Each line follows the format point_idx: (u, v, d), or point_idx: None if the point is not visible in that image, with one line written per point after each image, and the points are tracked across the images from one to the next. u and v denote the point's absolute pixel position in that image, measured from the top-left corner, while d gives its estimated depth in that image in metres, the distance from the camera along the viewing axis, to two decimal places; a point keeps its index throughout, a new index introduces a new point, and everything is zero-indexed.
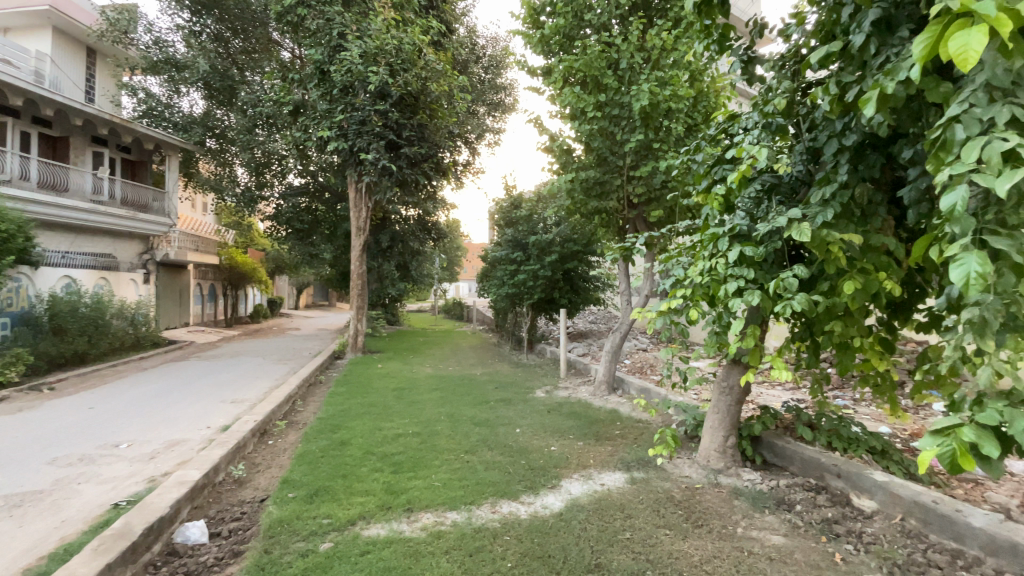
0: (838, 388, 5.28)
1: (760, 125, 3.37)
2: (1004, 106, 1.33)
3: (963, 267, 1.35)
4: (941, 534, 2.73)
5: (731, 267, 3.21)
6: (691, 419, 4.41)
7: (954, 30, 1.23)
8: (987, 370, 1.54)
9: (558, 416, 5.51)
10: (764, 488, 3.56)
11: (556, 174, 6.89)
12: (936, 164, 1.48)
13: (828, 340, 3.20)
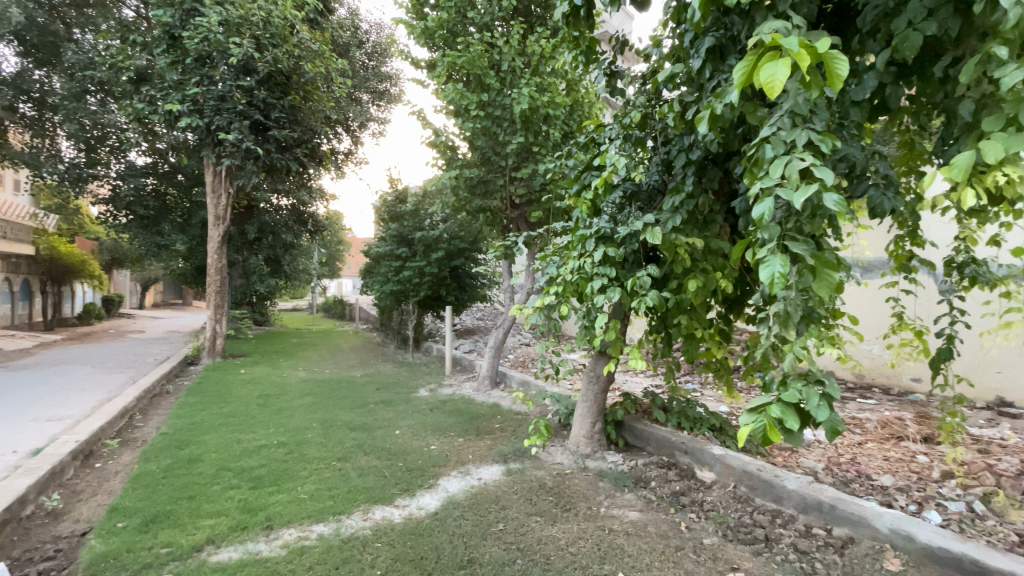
0: (689, 373, 5.97)
1: (621, 136, 3.67)
2: (802, 131, 1.57)
3: (769, 268, 1.58)
4: (764, 497, 3.19)
5: (596, 266, 3.48)
6: (564, 409, 4.67)
7: (765, 60, 1.43)
8: (791, 355, 1.83)
9: (440, 414, 5.46)
10: (625, 468, 3.89)
11: (441, 170, 6.81)
12: (752, 178, 1.70)
13: (678, 332, 3.59)
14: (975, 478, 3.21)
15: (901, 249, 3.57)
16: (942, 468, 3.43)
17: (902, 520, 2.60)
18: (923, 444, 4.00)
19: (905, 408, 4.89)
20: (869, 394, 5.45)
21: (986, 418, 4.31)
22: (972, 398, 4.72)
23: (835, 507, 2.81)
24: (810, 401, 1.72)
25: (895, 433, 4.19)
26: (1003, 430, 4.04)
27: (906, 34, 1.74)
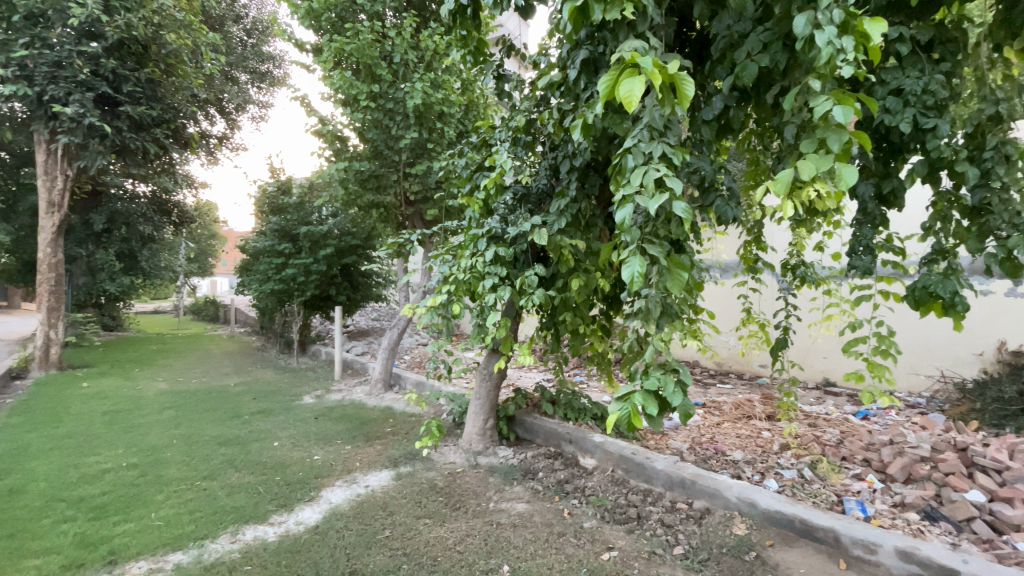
0: (577, 367, 6.31)
1: (510, 139, 3.76)
2: (658, 144, 1.72)
3: (630, 268, 1.72)
4: (637, 478, 3.47)
5: (488, 265, 3.54)
6: (457, 407, 4.67)
7: (625, 75, 1.54)
8: (651, 347, 2.01)
9: (327, 421, 5.16)
10: (515, 461, 4.00)
11: (328, 162, 6.43)
12: (617, 184, 1.83)
13: (564, 328, 3.78)
14: (805, 448, 3.78)
15: (750, 252, 4.09)
16: (780, 440, 4.00)
17: (748, 488, 2.98)
18: (767, 421, 4.64)
19: (755, 391, 5.64)
20: (727, 379, 6.20)
21: (814, 396, 5.12)
22: (803, 379, 5.57)
23: (696, 482, 3.14)
24: (666, 388, 1.91)
25: (746, 413, 4.81)
26: (826, 405, 4.82)
27: (745, 63, 1.98)
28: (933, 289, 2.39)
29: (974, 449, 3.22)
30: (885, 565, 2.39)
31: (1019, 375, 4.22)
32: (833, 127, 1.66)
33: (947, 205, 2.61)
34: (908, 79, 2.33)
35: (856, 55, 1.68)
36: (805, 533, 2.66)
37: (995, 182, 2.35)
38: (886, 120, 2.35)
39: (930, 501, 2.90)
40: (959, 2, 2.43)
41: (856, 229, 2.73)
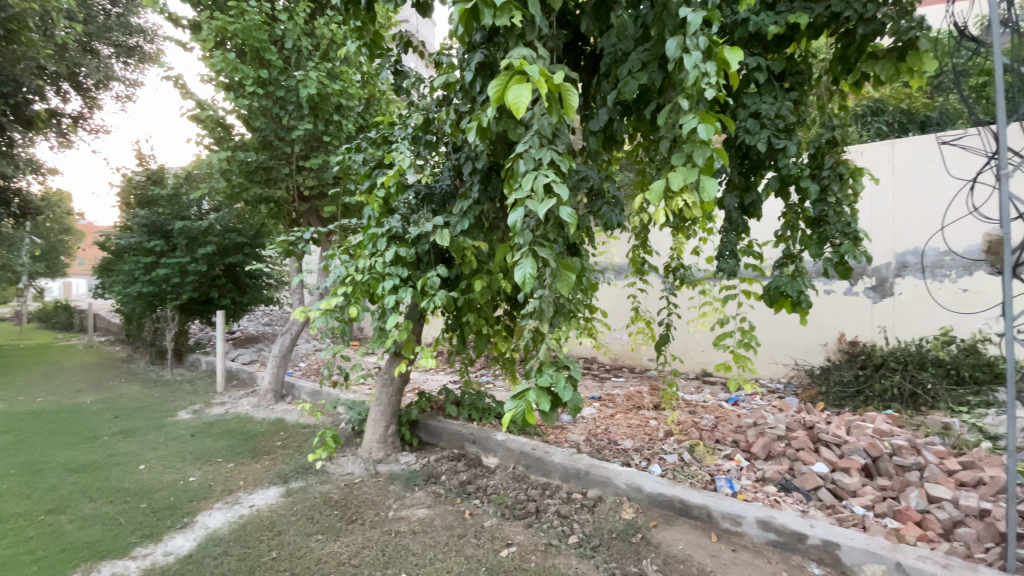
0: (482, 367, 6.36)
1: (410, 137, 3.68)
2: (547, 151, 1.78)
3: (522, 269, 1.76)
4: (537, 473, 3.58)
5: (387, 265, 3.44)
6: (356, 415, 4.48)
7: (514, 81, 1.58)
8: (544, 346, 2.08)
9: (206, 438, 4.66)
10: (417, 466, 3.93)
11: (209, 150, 5.82)
12: (508, 188, 1.87)
13: (469, 329, 3.80)
14: (686, 433, 4.15)
15: (639, 255, 4.42)
16: (665, 428, 4.36)
17: (636, 474, 3.20)
18: (654, 410, 5.02)
19: (645, 383, 6.08)
20: (622, 373, 6.62)
21: (694, 386, 5.65)
22: (684, 371, 6.12)
23: (590, 472, 3.31)
24: (558, 384, 1.98)
25: (636, 404, 5.17)
26: (704, 394, 5.34)
27: (626, 80, 2.12)
28: (783, 288, 2.75)
29: (819, 426, 3.73)
30: (748, 534, 2.68)
31: (852, 361, 4.99)
32: (699, 143, 1.83)
33: (795, 215, 3.01)
34: (764, 105, 2.64)
35: (718, 79, 1.87)
36: (683, 511, 2.91)
37: (830, 197, 2.75)
38: (747, 139, 2.66)
39: (785, 474, 3.32)
40: (803, 40, 2.82)
41: (724, 236, 3.05)
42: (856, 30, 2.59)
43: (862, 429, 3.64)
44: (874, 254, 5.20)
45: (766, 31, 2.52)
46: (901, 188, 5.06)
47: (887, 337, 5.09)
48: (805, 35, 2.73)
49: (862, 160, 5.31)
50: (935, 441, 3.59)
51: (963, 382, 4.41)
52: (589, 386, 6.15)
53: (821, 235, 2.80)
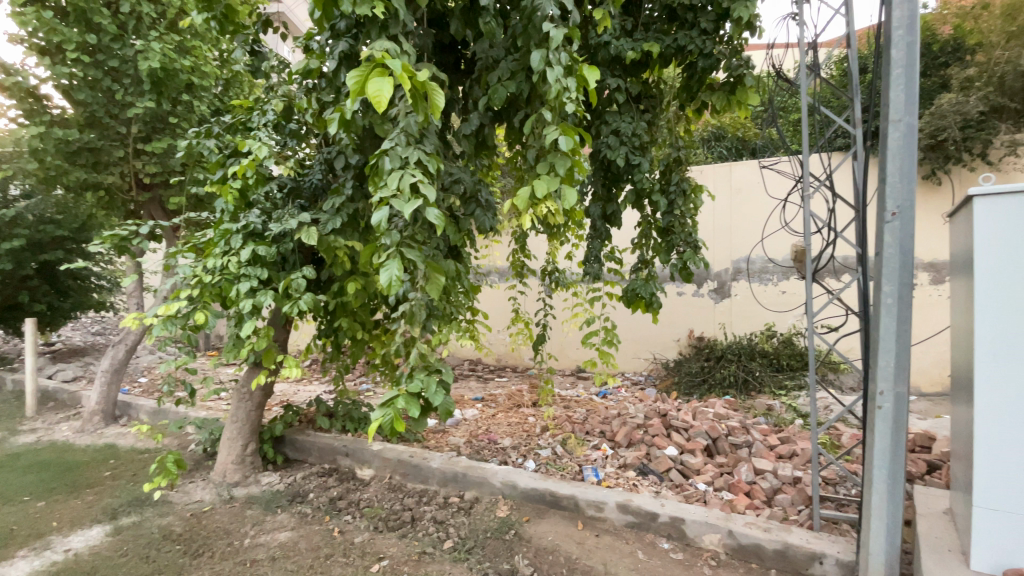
0: (358, 375, 6.06)
1: (272, 126, 3.37)
2: (413, 150, 1.73)
3: (388, 272, 1.69)
4: (414, 481, 3.49)
5: (243, 266, 3.12)
6: (209, 435, 3.98)
7: (375, 73, 1.51)
8: (414, 351, 2.02)
9: (5, 474, 3.81)
10: (281, 486, 3.60)
11: (13, 123, 4.76)
12: (373, 186, 1.78)
13: (343, 335, 3.59)
14: (560, 428, 4.36)
15: (516, 258, 4.56)
16: (541, 424, 4.54)
17: (511, 472, 3.28)
18: (533, 407, 5.21)
19: (525, 382, 6.30)
20: (504, 373, 6.78)
21: (570, 382, 5.98)
22: (561, 368, 6.44)
23: (467, 475, 3.31)
24: (429, 388, 1.94)
25: (516, 403, 5.32)
26: (577, 389, 5.67)
27: (496, 87, 2.16)
28: (639, 291, 3.02)
29: (671, 414, 4.16)
30: (610, 518, 2.88)
31: (699, 354, 5.66)
32: (560, 154, 1.92)
33: (650, 225, 3.32)
34: (622, 123, 2.88)
35: (578, 95, 1.98)
36: (554, 504, 3.05)
37: (677, 210, 3.09)
38: (609, 153, 2.87)
39: (643, 459, 3.65)
40: (656, 68, 3.11)
41: (589, 242, 3.26)
42: (697, 63, 2.92)
43: (706, 414, 4.14)
44: (715, 260, 5.97)
45: (624, 55, 2.74)
46: (735, 204, 5.87)
47: (726, 332, 5.85)
48: (657, 63, 3.02)
49: (704, 178, 6.06)
50: (761, 421, 4.21)
51: (781, 368, 5.25)
52: (472, 387, 6.19)
53: (669, 243, 3.14)
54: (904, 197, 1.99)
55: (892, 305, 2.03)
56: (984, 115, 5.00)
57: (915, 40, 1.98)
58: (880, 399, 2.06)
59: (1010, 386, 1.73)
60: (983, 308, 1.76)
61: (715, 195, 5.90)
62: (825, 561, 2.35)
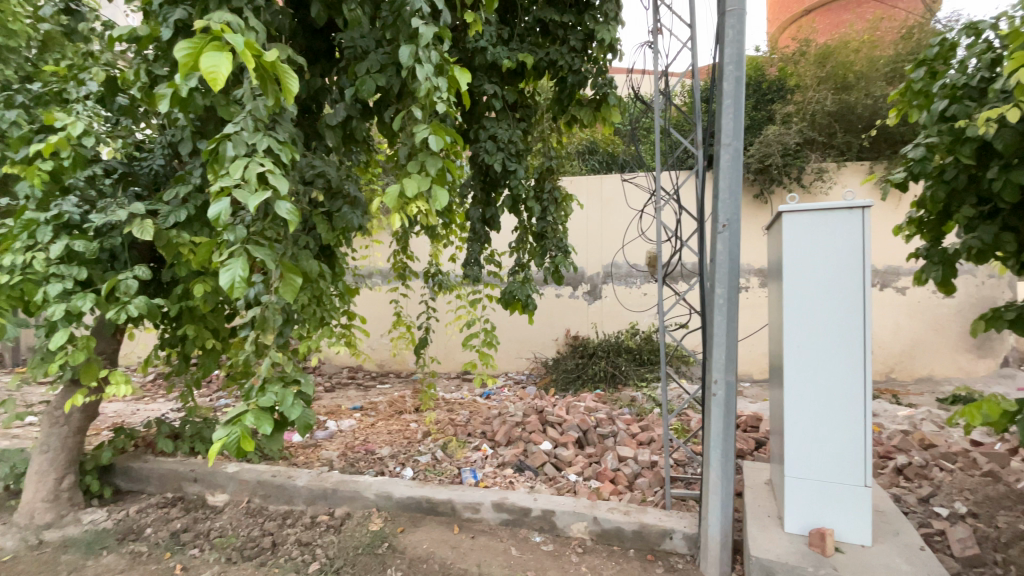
0: (209, 393, 5.35)
1: (97, 100, 2.85)
2: (262, 137, 1.58)
3: (230, 272, 1.50)
4: (276, 503, 3.19)
5: (54, 264, 2.59)
6: (7, 471, 3.25)
7: (211, 47, 1.35)
8: (268, 359, 1.83)
9: None
10: (109, 524, 3.07)
11: None
12: (214, 174, 1.59)
13: (192, 344, 3.16)
14: (442, 432, 4.31)
15: (397, 261, 4.43)
16: (423, 429, 4.45)
17: (385, 483, 3.14)
18: (415, 413, 5.07)
19: (409, 387, 6.13)
20: (386, 379, 6.55)
21: (454, 384, 5.95)
22: (444, 372, 6.40)
23: (337, 490, 3.11)
24: (284, 402, 1.76)
25: (398, 409, 5.15)
26: (461, 391, 5.66)
27: (363, 78, 2.06)
28: (515, 294, 3.10)
29: (548, 410, 4.34)
30: (485, 518, 2.90)
31: (575, 352, 5.99)
32: (432, 154, 1.88)
33: (527, 230, 3.42)
34: (499, 130, 2.93)
35: (449, 95, 1.96)
36: (430, 510, 2.99)
37: (550, 216, 3.22)
38: (487, 158, 2.89)
39: (520, 456, 3.74)
40: (530, 79, 3.22)
41: (468, 245, 3.25)
42: (567, 78, 3.05)
43: (578, 408, 4.40)
44: (587, 264, 6.38)
45: (500, 63, 2.78)
46: (603, 213, 6.33)
47: (598, 331, 6.27)
48: (531, 75, 3.14)
49: (572, 188, 6.47)
50: (626, 412, 4.58)
51: (643, 362, 5.74)
52: (352, 396, 5.87)
53: (543, 248, 3.26)
54: (732, 211, 2.29)
55: (724, 305, 2.32)
56: (799, 146, 5.99)
57: (742, 75, 2.27)
58: (715, 387, 2.35)
59: (809, 373, 2.07)
60: (790, 308, 2.09)
61: (584, 204, 6.32)
62: (675, 537, 2.58)
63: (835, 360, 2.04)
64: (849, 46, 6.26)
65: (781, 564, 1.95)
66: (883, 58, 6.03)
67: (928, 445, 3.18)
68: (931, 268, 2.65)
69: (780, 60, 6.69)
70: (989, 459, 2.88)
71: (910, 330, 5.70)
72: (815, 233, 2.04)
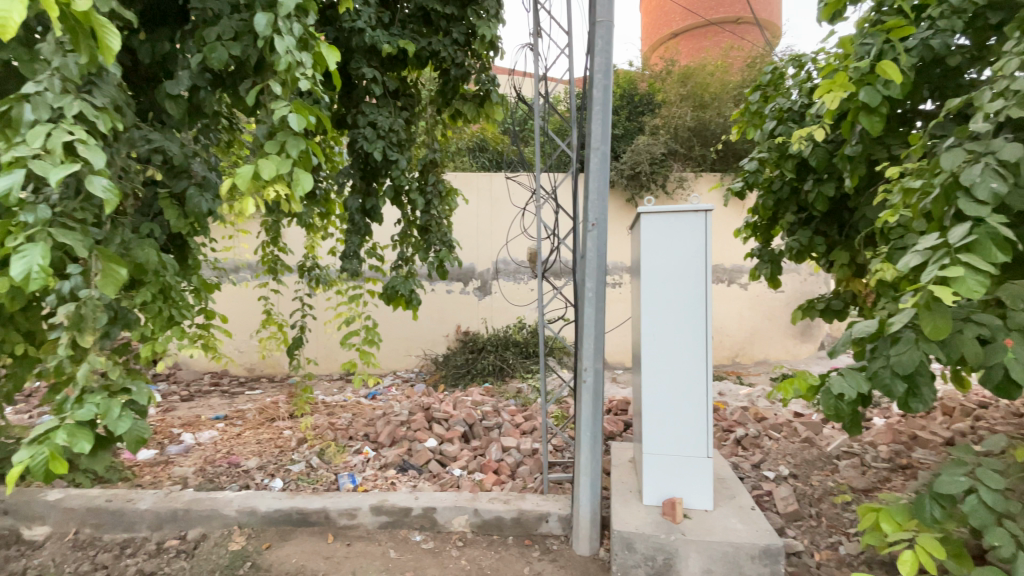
0: (24, 409, 4.46)
1: None
2: (74, 101, 1.33)
3: (25, 261, 1.24)
4: (114, 531, 2.75)
5: None
6: None
7: None
8: (86, 364, 1.55)
9: None
10: None
11: None
12: (5, 141, 1.30)
13: None
14: (319, 437, 4.02)
15: (268, 254, 4.06)
16: (298, 436, 4.12)
17: (249, 497, 2.86)
18: (290, 419, 4.67)
19: (283, 392, 5.64)
20: (257, 385, 5.96)
21: (336, 387, 5.60)
22: (322, 373, 6.01)
23: (190, 510, 2.76)
24: (109, 414, 1.49)
25: (269, 416, 4.69)
26: (344, 393, 5.36)
27: (213, 46, 1.84)
28: (398, 289, 2.97)
29: (434, 407, 4.28)
30: (363, 523, 2.78)
31: (465, 348, 5.99)
32: (294, 136, 1.72)
33: (411, 224, 3.32)
34: (380, 117, 2.77)
35: (316, 75, 1.82)
36: (301, 522, 2.78)
37: (434, 210, 3.16)
38: (365, 146, 2.73)
39: (404, 456, 3.64)
40: (412, 67, 3.10)
41: (347, 237, 3.05)
42: (450, 71, 3.01)
43: (465, 403, 4.40)
44: (480, 259, 6.42)
45: (380, 47, 2.65)
46: (488, 209, 6.42)
47: (487, 326, 6.36)
48: (413, 63, 3.00)
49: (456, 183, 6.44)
50: (512, 404, 4.69)
51: (530, 355, 5.91)
52: (214, 405, 5.23)
53: (427, 242, 3.17)
54: (600, 211, 2.44)
55: (593, 298, 2.48)
56: (665, 155, 6.61)
57: (609, 84, 2.42)
58: (585, 374, 2.50)
59: (663, 359, 2.29)
60: (647, 300, 2.28)
61: (467, 199, 6.34)
62: (550, 520, 2.69)
63: (684, 347, 2.27)
64: (706, 69, 7.05)
65: (639, 534, 2.14)
66: (733, 83, 6.90)
67: (762, 418, 3.70)
68: (762, 266, 3.08)
69: (650, 76, 7.31)
70: (806, 427, 3.43)
71: (751, 320, 6.61)
72: (668, 232, 2.26)
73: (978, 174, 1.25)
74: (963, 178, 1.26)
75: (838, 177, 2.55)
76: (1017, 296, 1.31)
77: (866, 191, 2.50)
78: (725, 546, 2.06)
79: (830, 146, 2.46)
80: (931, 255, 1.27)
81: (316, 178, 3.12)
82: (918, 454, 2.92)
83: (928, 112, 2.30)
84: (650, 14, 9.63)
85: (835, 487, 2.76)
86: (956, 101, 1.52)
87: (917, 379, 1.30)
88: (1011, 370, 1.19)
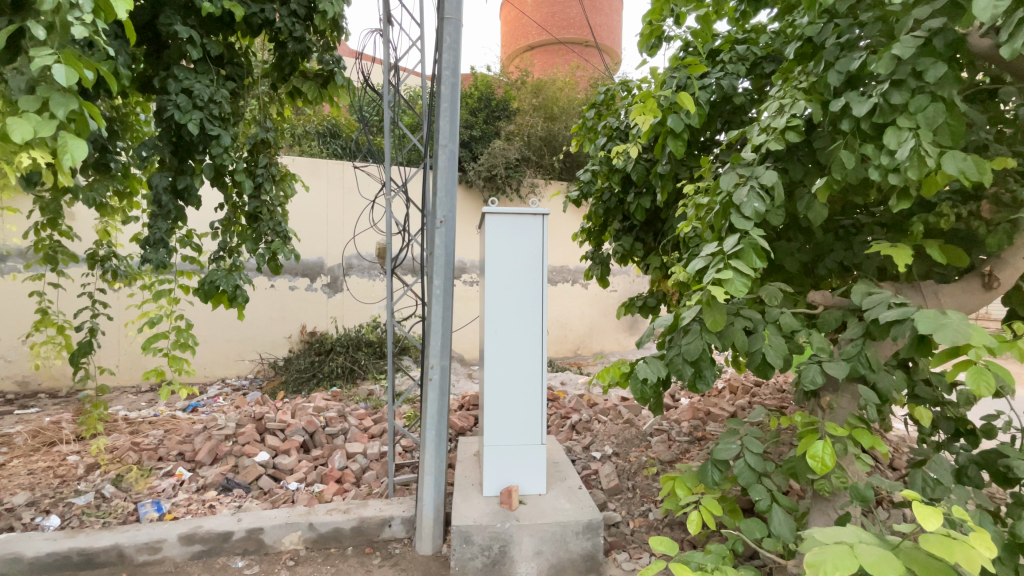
0: None
1: None
2: None
3: None
4: None
5: None
6: None
7: None
8: None
9: None
10: None
11: None
12: None
13: None
14: (117, 461, 3.35)
15: (42, 239, 3.24)
16: (88, 461, 3.37)
17: (10, 542, 2.32)
18: (77, 442, 3.81)
19: (69, 409, 4.58)
20: (30, 403, 4.75)
21: (144, 400, 4.74)
22: (123, 384, 5.05)
23: None
24: None
25: (48, 440, 3.77)
26: (155, 407, 4.56)
27: None
28: (218, 283, 2.58)
29: (269, 417, 3.86)
30: (169, 557, 2.39)
31: (311, 350, 5.54)
32: (61, 91, 1.38)
33: (237, 210, 2.96)
34: (196, 84, 2.37)
35: (97, 22, 1.47)
36: (84, 564, 2.31)
37: (265, 195, 2.83)
38: (176, 116, 2.31)
39: (227, 474, 3.22)
40: (242, 34, 2.73)
41: (152, 221, 2.58)
42: (288, 45, 2.69)
43: (306, 410, 4.06)
44: (329, 253, 6.02)
45: (200, 5, 2.25)
46: (334, 200, 6.02)
47: (336, 325, 5.99)
48: (242, 29, 2.62)
49: (296, 168, 5.90)
50: (361, 407, 4.46)
51: (384, 355, 5.70)
52: None
53: (256, 232, 2.83)
54: (448, 208, 2.45)
55: (440, 295, 2.47)
56: (518, 161, 6.90)
57: (457, 83, 2.43)
58: (432, 371, 2.49)
59: (504, 354, 2.37)
60: (491, 298, 2.35)
61: (310, 187, 5.86)
62: (393, 523, 2.61)
63: (523, 342, 2.38)
64: (556, 84, 7.54)
65: (476, 526, 2.19)
66: (578, 100, 7.51)
67: (594, 404, 4.08)
68: (594, 267, 3.38)
69: (506, 83, 7.57)
70: (628, 410, 3.85)
71: (590, 316, 7.29)
72: (509, 232, 2.36)
73: (745, 195, 1.52)
74: (736, 197, 1.53)
75: (654, 192, 2.92)
76: (771, 295, 1.63)
77: (673, 205, 2.90)
78: (553, 526, 2.22)
79: (647, 163, 2.80)
80: (712, 260, 1.50)
81: (111, 150, 2.59)
82: (710, 426, 3.48)
83: (721, 141, 2.76)
84: (508, 25, 10.01)
85: (647, 460, 3.16)
86: (735, 133, 1.83)
87: (702, 363, 1.53)
88: (766, 355, 1.46)
